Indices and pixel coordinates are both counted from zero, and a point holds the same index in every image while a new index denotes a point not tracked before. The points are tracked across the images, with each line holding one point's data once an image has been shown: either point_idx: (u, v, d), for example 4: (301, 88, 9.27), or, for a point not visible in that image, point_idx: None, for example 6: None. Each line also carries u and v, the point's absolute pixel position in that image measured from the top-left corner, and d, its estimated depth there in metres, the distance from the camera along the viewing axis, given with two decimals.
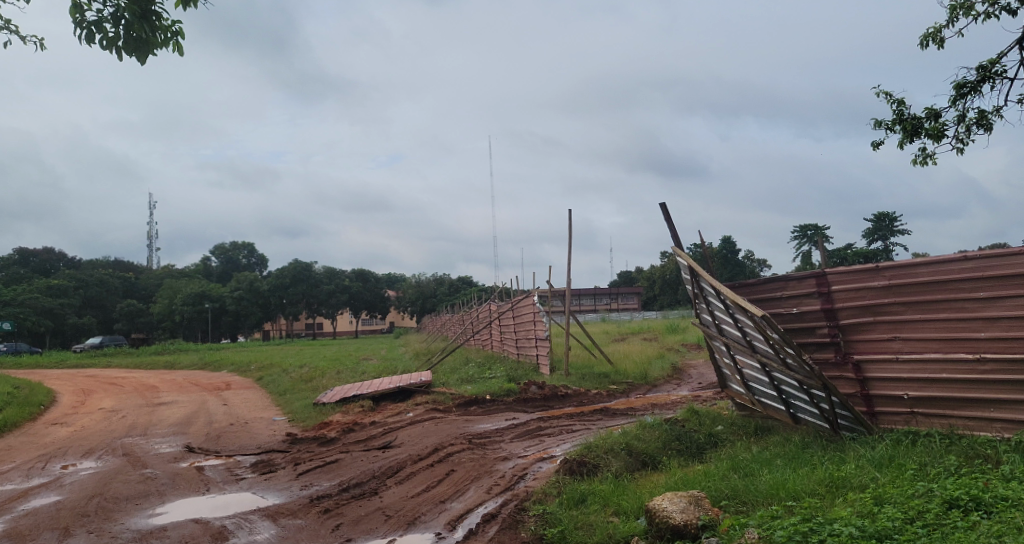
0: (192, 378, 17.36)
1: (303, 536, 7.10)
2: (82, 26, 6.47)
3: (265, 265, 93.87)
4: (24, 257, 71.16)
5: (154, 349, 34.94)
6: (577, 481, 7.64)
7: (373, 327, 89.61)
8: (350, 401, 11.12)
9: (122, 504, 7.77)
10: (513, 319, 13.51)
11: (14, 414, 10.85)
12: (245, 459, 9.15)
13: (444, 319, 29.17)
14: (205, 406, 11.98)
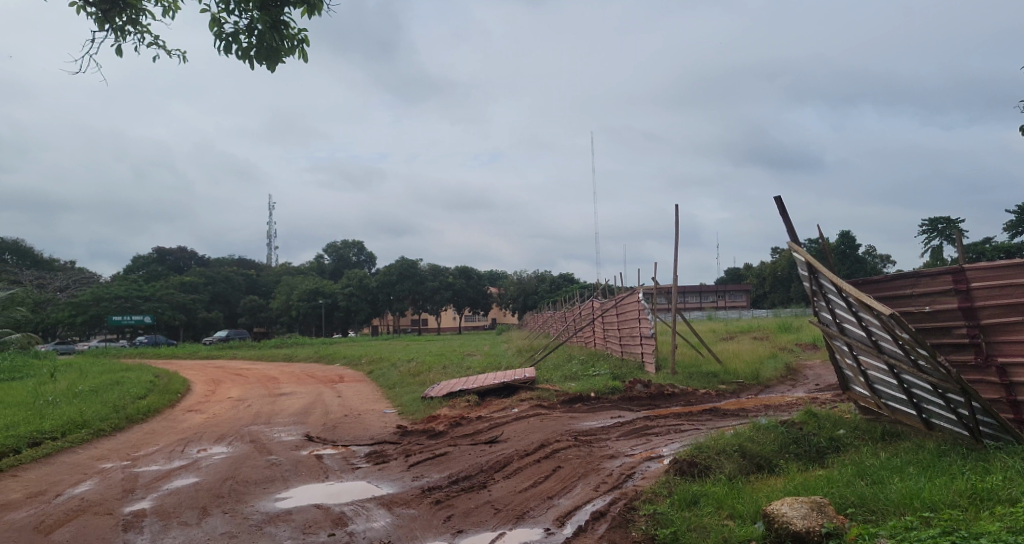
0: (309, 371, 18.28)
1: (416, 526, 7.38)
2: (222, 39, 7.20)
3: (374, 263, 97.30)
4: (162, 255, 77.60)
5: (277, 343, 37.06)
6: (688, 481, 7.50)
7: (475, 324, 91.33)
8: (455, 395, 11.36)
9: (252, 488, 8.36)
10: (618, 316, 13.37)
11: (155, 402, 11.76)
12: (359, 449, 9.52)
13: (546, 315, 29.25)
14: (321, 397, 12.55)
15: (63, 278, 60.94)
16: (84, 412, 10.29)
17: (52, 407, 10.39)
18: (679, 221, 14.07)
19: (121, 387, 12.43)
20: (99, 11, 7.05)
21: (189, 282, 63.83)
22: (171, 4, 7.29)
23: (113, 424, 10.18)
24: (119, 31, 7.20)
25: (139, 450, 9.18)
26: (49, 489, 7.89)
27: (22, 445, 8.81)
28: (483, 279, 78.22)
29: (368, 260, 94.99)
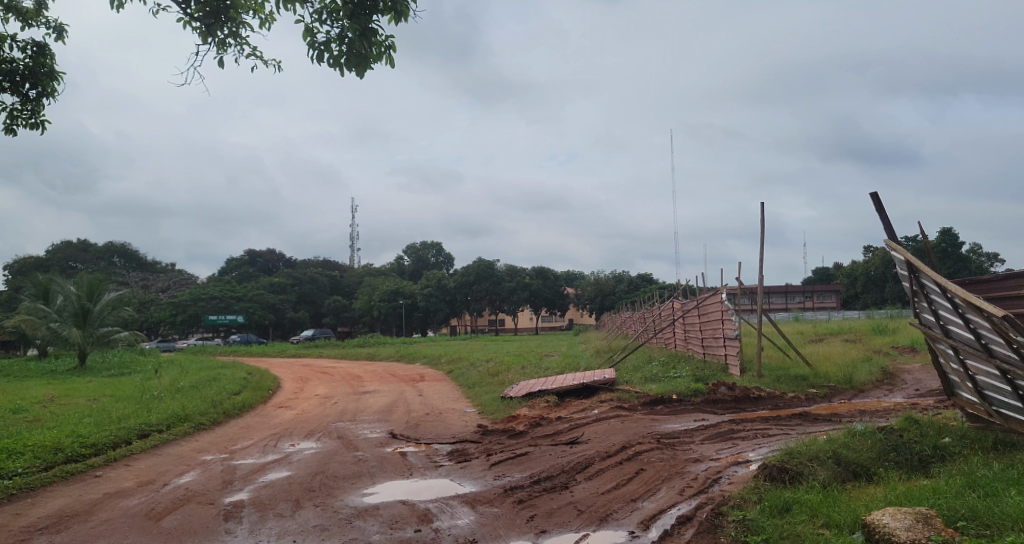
0: (391, 370, 18.70)
1: (500, 524, 7.47)
2: (315, 47, 7.49)
3: (452, 264, 98.77)
4: (253, 257, 81.39)
5: (358, 343, 38.10)
6: (780, 488, 7.28)
7: (553, 325, 90.96)
8: (534, 395, 11.38)
9: (341, 483, 8.63)
10: (700, 318, 13.13)
11: (249, 397, 12.29)
12: (442, 447, 9.67)
13: (625, 316, 28.90)
14: (403, 396, 12.81)
15: (163, 279, 64.75)
16: (186, 406, 10.91)
17: (157, 401, 11.06)
18: (765, 220, 13.68)
19: (218, 383, 13.07)
20: (203, 25, 7.44)
21: (278, 283, 66.87)
22: (267, 17, 7.63)
23: (211, 418, 10.72)
24: (220, 43, 7.57)
25: (236, 444, 9.63)
26: (157, 478, 8.39)
27: (133, 436, 9.46)
28: (559, 280, 77.02)
29: (446, 261, 96.30)
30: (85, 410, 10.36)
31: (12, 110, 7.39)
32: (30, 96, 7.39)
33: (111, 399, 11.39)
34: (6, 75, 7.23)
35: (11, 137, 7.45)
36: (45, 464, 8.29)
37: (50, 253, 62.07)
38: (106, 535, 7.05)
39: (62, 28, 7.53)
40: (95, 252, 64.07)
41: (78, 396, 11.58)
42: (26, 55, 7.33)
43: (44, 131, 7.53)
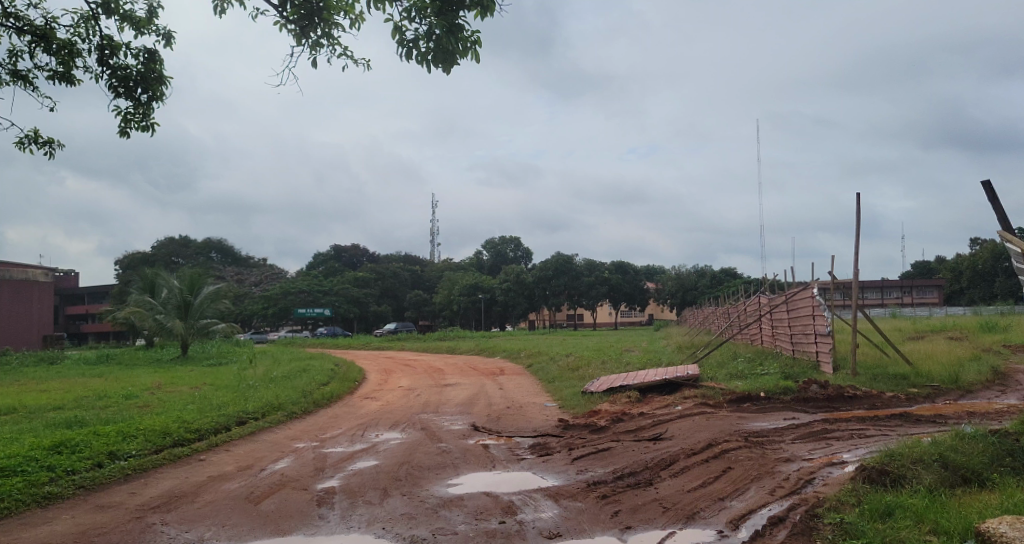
0: (471, 363, 18.98)
1: (585, 519, 7.44)
2: (403, 45, 7.63)
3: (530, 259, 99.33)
4: (338, 252, 84.44)
5: (441, 336, 38.78)
6: (880, 491, 6.96)
7: (631, 320, 90.09)
8: (616, 390, 11.29)
9: (426, 473, 8.81)
10: (789, 313, 12.73)
11: (336, 388, 12.70)
12: (523, 441, 9.72)
13: (709, 311, 28.25)
14: (484, 389, 12.97)
15: (256, 273, 68.02)
16: (279, 396, 11.40)
17: (253, 390, 11.58)
18: (860, 212, 13.12)
19: (307, 374, 13.58)
20: (298, 27, 7.70)
21: (362, 277, 69.36)
22: (357, 17, 7.82)
23: (302, 408, 11.14)
24: (313, 44, 7.82)
25: (326, 432, 9.96)
26: (254, 463, 8.79)
27: (232, 423, 9.96)
28: (639, 275, 75.40)
29: (525, 255, 96.48)
30: (188, 397, 10.97)
31: (126, 114, 7.84)
32: (142, 100, 7.83)
33: (211, 387, 12.01)
34: (120, 82, 7.71)
35: (125, 139, 7.91)
36: (155, 447, 8.84)
37: (155, 248, 66.20)
38: (210, 516, 7.46)
39: (170, 34, 7.93)
40: (194, 248, 67.74)
41: (181, 384, 12.27)
42: (139, 61, 7.76)
43: (154, 133, 7.96)
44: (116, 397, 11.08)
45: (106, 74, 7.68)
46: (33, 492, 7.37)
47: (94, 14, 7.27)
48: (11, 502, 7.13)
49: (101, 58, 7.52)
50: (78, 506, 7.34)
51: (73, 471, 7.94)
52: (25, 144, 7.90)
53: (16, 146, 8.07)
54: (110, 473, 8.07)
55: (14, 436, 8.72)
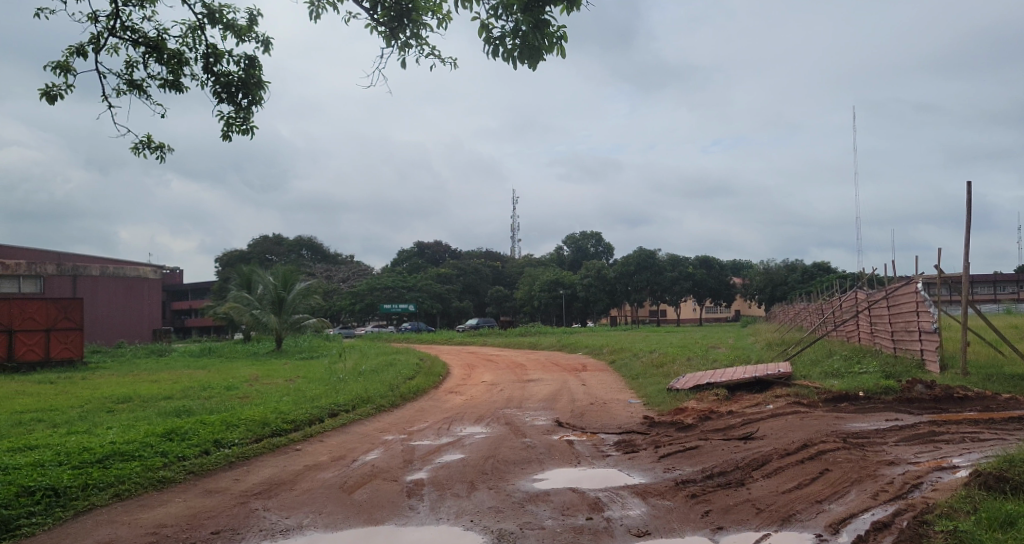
0: (554, 358, 19.02)
1: (673, 518, 7.31)
2: (490, 42, 7.68)
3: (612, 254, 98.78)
4: (422, 249, 86.23)
5: (523, 331, 39.05)
6: (998, 498, 6.51)
7: (717, 316, 87.88)
8: (703, 388, 11.05)
9: (511, 467, 8.87)
10: (890, 309, 12.14)
11: (422, 382, 12.96)
12: (608, 437, 9.64)
13: (800, 307, 27.26)
14: (567, 385, 12.95)
15: (345, 269, 71.11)
16: (367, 390, 11.75)
17: (343, 383, 11.98)
18: (969, 203, 12.37)
19: (394, 368, 13.93)
20: (388, 29, 7.86)
21: (444, 273, 70.97)
22: (444, 16, 7.94)
23: (390, 401, 11.44)
24: (403, 45, 7.97)
25: (413, 426, 10.18)
26: (346, 454, 9.08)
27: (325, 415, 10.35)
28: (726, 270, 73.74)
29: (605, 251, 96.14)
30: (284, 390, 11.46)
31: (228, 118, 8.24)
32: (243, 105, 8.22)
33: (304, 379, 12.49)
34: (223, 88, 8.12)
35: (227, 143, 8.31)
36: (255, 437, 9.27)
37: (251, 247, 69.94)
38: (307, 504, 7.75)
39: (267, 40, 8.26)
40: (286, 245, 70.91)
41: (277, 376, 12.81)
42: (239, 67, 8.13)
43: (254, 135, 8.33)
44: (219, 388, 11.69)
45: (209, 81, 8.09)
46: (149, 476, 7.91)
47: (200, 24, 7.67)
48: (130, 485, 7.69)
49: (206, 67, 7.92)
50: (188, 491, 7.79)
51: (183, 457, 8.46)
52: (140, 149, 8.39)
53: (131, 151, 8.58)
54: (216, 460, 8.53)
55: (131, 423, 9.34)
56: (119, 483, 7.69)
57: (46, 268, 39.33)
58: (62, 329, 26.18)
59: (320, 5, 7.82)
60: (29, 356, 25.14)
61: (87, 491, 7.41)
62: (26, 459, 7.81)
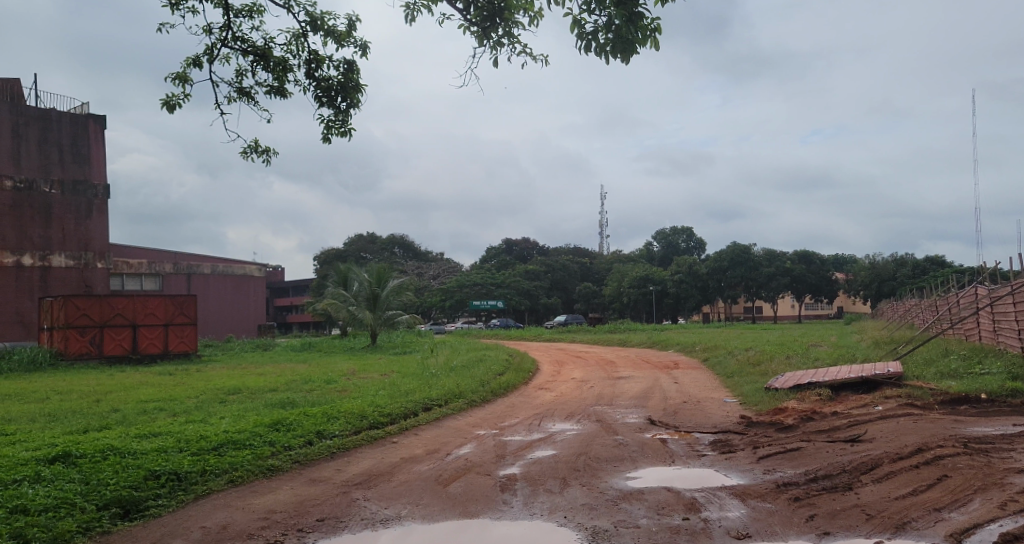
0: (645, 356, 18.81)
1: (775, 521, 7.03)
2: (582, 37, 7.57)
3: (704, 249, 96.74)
4: (510, 246, 87.23)
5: (613, 328, 38.92)
6: None
7: (817, 313, 85.78)
8: (803, 388, 10.62)
9: (604, 465, 8.79)
10: (1016, 305, 11.28)
11: (512, 378, 13.08)
12: (703, 436, 9.41)
13: (911, 303, 25.87)
14: (659, 382, 12.75)
15: (436, 266, 73.05)
16: (459, 385, 11.98)
17: (435, 378, 12.26)
18: None
19: (485, 363, 14.14)
20: (480, 29, 7.94)
21: (532, 270, 71.79)
22: (535, 14, 7.93)
23: (481, 396, 11.60)
24: (494, 45, 8.02)
25: (504, 421, 10.29)
26: (440, 448, 9.29)
27: (419, 409, 10.63)
28: (827, 264, 69.95)
29: (697, 246, 93.66)
30: (379, 384, 11.83)
31: (327, 122, 8.57)
32: (341, 108, 8.52)
33: (399, 374, 12.88)
34: (323, 92, 8.44)
35: (327, 145, 8.63)
36: (354, 429, 9.62)
37: (347, 245, 73.29)
38: (405, 495, 7.95)
39: (365, 44, 8.51)
40: (379, 244, 73.72)
41: (372, 370, 13.25)
42: (339, 72, 8.43)
43: (352, 137, 8.62)
44: (320, 381, 12.20)
45: (311, 86, 8.43)
46: (259, 464, 8.33)
47: (302, 31, 8.00)
48: (243, 472, 8.13)
49: (308, 72, 8.26)
50: (294, 479, 8.16)
51: (289, 447, 8.87)
52: (248, 153, 8.82)
53: (240, 155, 9.05)
54: (319, 450, 8.90)
55: (241, 413, 9.88)
56: (233, 469, 8.15)
57: (164, 266, 42.61)
58: (179, 324, 27.99)
59: (415, 7, 7.95)
60: (151, 349, 27.12)
61: (205, 476, 7.90)
62: (151, 445, 8.40)
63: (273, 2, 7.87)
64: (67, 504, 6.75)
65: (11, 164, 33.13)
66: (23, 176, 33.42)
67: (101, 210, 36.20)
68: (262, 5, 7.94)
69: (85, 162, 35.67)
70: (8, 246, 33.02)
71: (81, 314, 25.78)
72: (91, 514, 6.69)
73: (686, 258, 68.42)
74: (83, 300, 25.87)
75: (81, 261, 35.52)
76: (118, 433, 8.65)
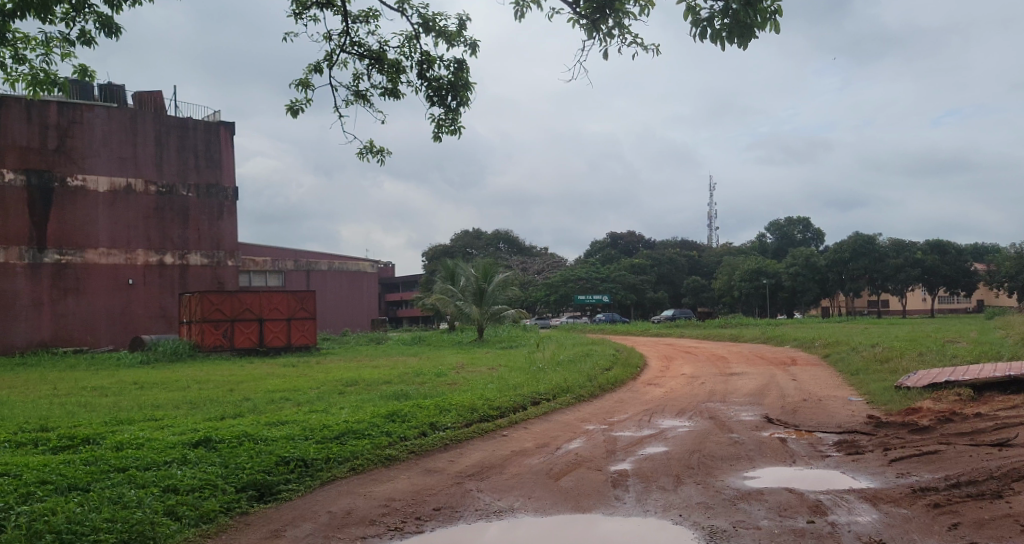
0: (760, 351, 18.15)
1: (913, 528, 6.56)
2: (698, 25, 7.28)
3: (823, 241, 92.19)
4: (615, 239, 86.74)
5: (724, 322, 37.89)
6: None
7: (954, 306, 79.76)
8: (935, 387, 9.94)
9: (719, 463, 8.53)
10: None
11: (620, 373, 12.93)
12: (827, 436, 8.95)
13: None
14: (775, 379, 12.26)
15: (540, 261, 73.96)
16: (567, 379, 12.02)
17: (543, 372, 12.36)
18: None
19: (591, 358, 14.09)
20: (590, 21, 7.88)
21: (638, 263, 70.84)
22: (647, 2, 7.77)
23: (589, 391, 11.60)
24: (604, 36, 7.90)
25: (613, 416, 10.20)
26: (551, 442, 9.33)
27: (528, 403, 10.74)
28: (965, 254, 63.07)
29: (815, 237, 89.99)
30: (488, 377, 12.05)
31: (438, 121, 8.77)
32: (452, 107, 8.70)
33: (506, 368, 13.03)
34: (434, 92, 8.65)
35: (438, 143, 8.83)
36: (466, 421, 9.85)
37: (453, 241, 75.25)
38: (517, 488, 8.01)
39: (475, 44, 8.65)
40: (484, 239, 75.29)
41: (480, 364, 13.50)
42: (449, 71, 8.60)
43: (461, 136, 8.77)
44: (430, 374, 12.56)
45: (423, 86, 8.65)
46: (378, 453, 8.65)
47: (415, 33, 8.23)
48: (364, 460, 8.46)
49: (421, 73, 8.48)
50: (411, 469, 8.41)
51: (405, 437, 9.15)
52: (364, 154, 9.21)
53: (357, 156, 9.47)
54: (433, 441, 9.15)
55: (359, 404, 10.30)
56: (354, 458, 8.50)
57: (286, 264, 45.37)
58: (300, 318, 29.63)
59: (526, 3, 7.95)
60: (276, 342, 28.83)
61: (329, 463, 8.28)
62: (281, 432, 8.91)
63: (388, 6, 8.15)
64: (210, 485, 7.23)
65: (155, 170, 36.06)
66: (165, 181, 36.38)
67: (230, 212, 38.73)
68: (378, 10, 8.24)
69: (217, 166, 38.16)
70: (154, 245, 36.09)
71: (215, 309, 27.67)
72: (231, 495, 7.14)
73: (804, 250, 64.87)
74: (217, 295, 27.72)
75: (214, 259, 38.15)
76: (250, 421, 9.24)
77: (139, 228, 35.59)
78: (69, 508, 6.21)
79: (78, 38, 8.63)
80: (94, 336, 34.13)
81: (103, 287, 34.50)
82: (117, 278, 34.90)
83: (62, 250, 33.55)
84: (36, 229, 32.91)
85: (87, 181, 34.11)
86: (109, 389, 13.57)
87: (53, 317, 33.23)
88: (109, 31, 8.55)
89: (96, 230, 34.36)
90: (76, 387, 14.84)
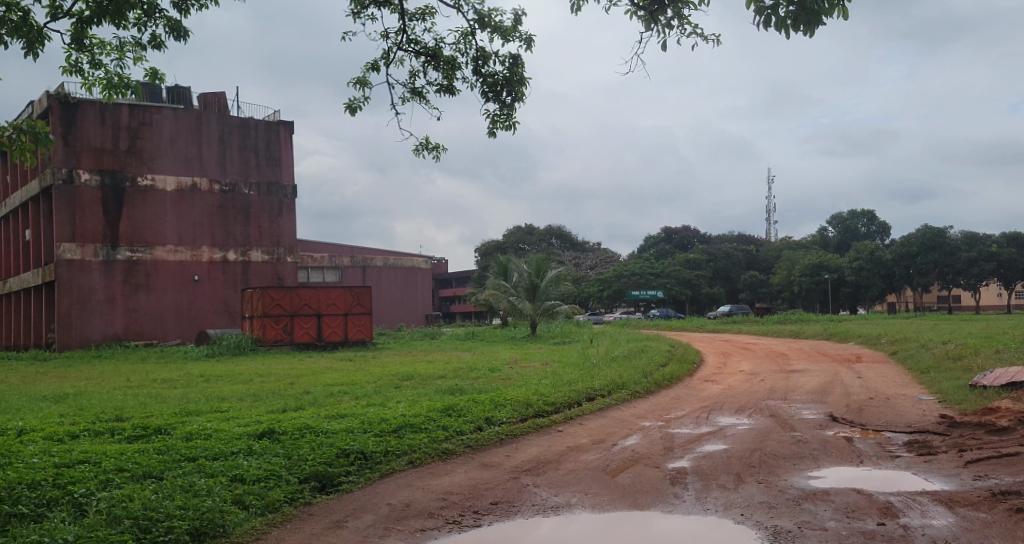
0: (821, 348, 17.67)
1: (993, 532, 6.26)
2: (762, 12, 7.07)
3: (888, 234, 89.38)
4: (669, 234, 85.81)
5: (785, 318, 37.08)
6: None
7: None
8: (1010, 386, 9.50)
9: (781, 462, 8.32)
10: None
11: (676, 370, 12.76)
12: (896, 436, 8.63)
13: None
14: (838, 377, 11.90)
15: (592, 256, 73.76)
16: (622, 376, 11.92)
17: (597, 368, 12.29)
18: None
19: (646, 354, 13.93)
20: (648, 13, 7.77)
21: (693, 259, 69.92)
22: None
23: (644, 387, 11.48)
24: (662, 28, 7.76)
25: (670, 413, 10.05)
26: (606, 438, 9.25)
27: (582, 399, 10.69)
28: None
29: (880, 231, 87.48)
30: (542, 372, 12.04)
31: (493, 116, 8.77)
32: (506, 103, 8.69)
33: (559, 363, 13.00)
34: (489, 87, 8.68)
35: (492, 139, 8.84)
36: (522, 416, 9.86)
37: (506, 237, 75.69)
38: (574, 484, 7.96)
39: (530, 38, 8.63)
40: (536, 235, 75.49)
41: (534, 359, 13.49)
42: (505, 67, 8.58)
43: (516, 131, 8.73)
44: (485, 369, 12.61)
45: (478, 82, 8.67)
46: (435, 447, 8.72)
47: (471, 29, 8.25)
48: (422, 453, 8.54)
49: (476, 69, 8.50)
50: (468, 463, 8.44)
51: (461, 432, 9.21)
52: (420, 151, 9.30)
53: (413, 153, 9.55)
54: (489, 436, 9.17)
55: (415, 398, 10.39)
56: (412, 451, 8.58)
57: (342, 260, 46.35)
58: (357, 313, 30.11)
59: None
60: (333, 337, 29.42)
61: (388, 456, 8.38)
62: (340, 425, 9.06)
63: (445, 4, 8.18)
64: (275, 476, 7.40)
65: (219, 169, 37.15)
66: (228, 180, 37.51)
67: (290, 209, 39.45)
68: (434, 7, 8.29)
69: (277, 164, 38.96)
70: (217, 242, 37.28)
71: (275, 304, 28.39)
72: (295, 486, 7.29)
73: (868, 243, 63.08)
74: (277, 291, 28.49)
75: (274, 256, 39.08)
76: (311, 413, 9.42)
77: (204, 225, 36.82)
78: (146, 495, 6.44)
79: (150, 43, 8.95)
80: (163, 330, 35.45)
81: (171, 283, 35.82)
82: (184, 274, 36.19)
83: (134, 248, 34.92)
84: (109, 228, 34.24)
85: (156, 180, 35.42)
86: (178, 381, 14.05)
87: (127, 312, 34.63)
88: (178, 34, 8.82)
89: (165, 228, 35.74)
90: (148, 379, 15.40)
